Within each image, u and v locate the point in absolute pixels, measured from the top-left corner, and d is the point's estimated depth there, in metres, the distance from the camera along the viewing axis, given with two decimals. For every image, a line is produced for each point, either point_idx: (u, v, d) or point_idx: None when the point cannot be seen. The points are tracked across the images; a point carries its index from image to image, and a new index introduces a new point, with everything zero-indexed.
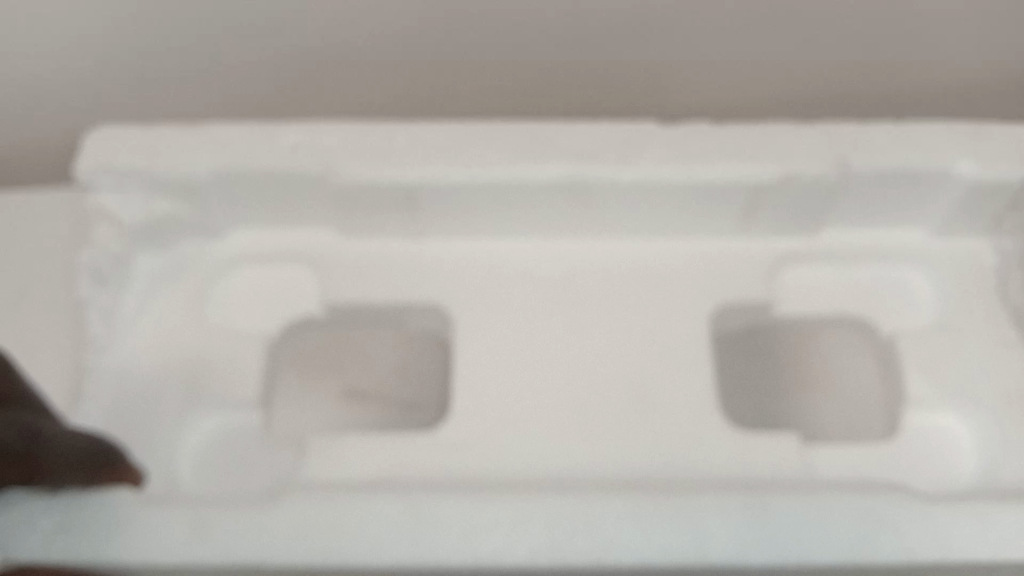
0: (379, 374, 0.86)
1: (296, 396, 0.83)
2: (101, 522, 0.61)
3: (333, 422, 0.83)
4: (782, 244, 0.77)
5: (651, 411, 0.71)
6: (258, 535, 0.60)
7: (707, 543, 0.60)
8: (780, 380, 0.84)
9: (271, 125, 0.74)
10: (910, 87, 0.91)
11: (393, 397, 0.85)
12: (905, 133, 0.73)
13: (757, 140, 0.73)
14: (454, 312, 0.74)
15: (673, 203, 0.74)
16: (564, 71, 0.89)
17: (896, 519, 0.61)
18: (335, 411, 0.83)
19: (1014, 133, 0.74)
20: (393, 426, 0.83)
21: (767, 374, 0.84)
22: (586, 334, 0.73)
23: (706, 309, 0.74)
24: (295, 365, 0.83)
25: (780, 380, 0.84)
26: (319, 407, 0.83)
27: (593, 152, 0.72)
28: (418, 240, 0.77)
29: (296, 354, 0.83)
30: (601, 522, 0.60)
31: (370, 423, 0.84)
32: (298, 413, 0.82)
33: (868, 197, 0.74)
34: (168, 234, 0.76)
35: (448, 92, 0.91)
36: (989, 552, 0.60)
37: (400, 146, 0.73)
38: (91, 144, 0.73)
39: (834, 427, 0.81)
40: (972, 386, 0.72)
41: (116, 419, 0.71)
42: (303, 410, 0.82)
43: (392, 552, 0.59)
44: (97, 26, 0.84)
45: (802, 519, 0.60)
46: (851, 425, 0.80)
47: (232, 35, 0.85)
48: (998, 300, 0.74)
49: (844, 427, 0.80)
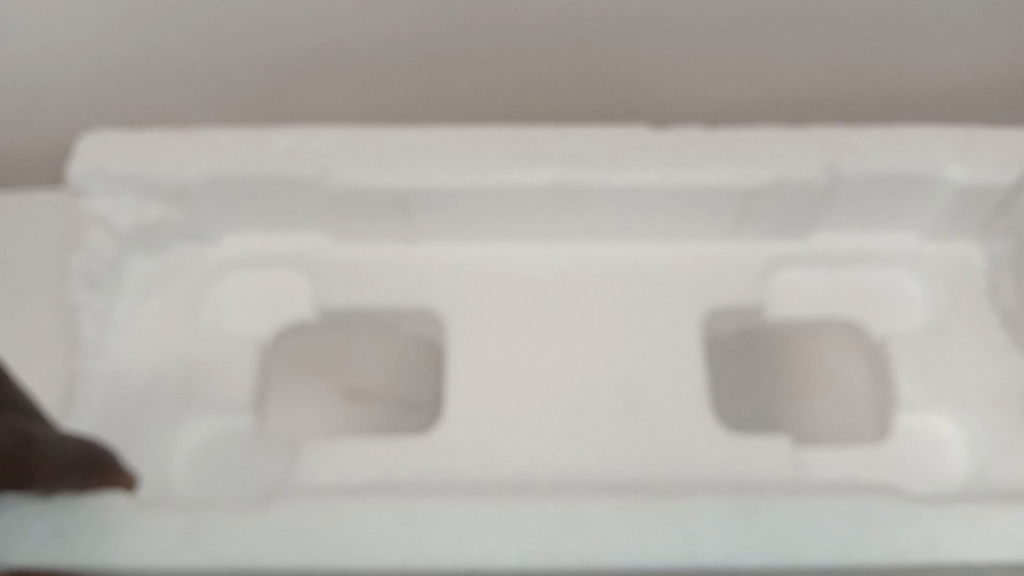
0: (375, 374, 0.87)
1: (295, 398, 0.85)
2: (89, 526, 0.60)
3: (334, 423, 0.85)
4: (773, 247, 0.79)
5: (641, 416, 0.71)
6: (251, 539, 0.60)
7: (698, 546, 0.60)
8: (769, 379, 0.86)
9: (267, 131, 0.76)
10: (903, 92, 0.91)
11: (391, 396, 0.87)
12: (894, 135, 0.75)
13: (744, 145, 0.75)
14: (449, 315, 0.76)
15: (664, 206, 0.76)
16: (555, 76, 0.90)
17: (885, 521, 0.61)
18: (337, 412, 0.86)
19: (1001, 137, 0.76)
20: (392, 424, 0.86)
21: (758, 374, 0.85)
22: (578, 338, 0.75)
23: (697, 313, 0.76)
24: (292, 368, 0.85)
25: (769, 380, 0.86)
26: (320, 408, 0.86)
27: (587, 157, 0.74)
28: (411, 246, 0.79)
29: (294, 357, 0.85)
30: (593, 524, 0.61)
31: (371, 422, 0.86)
32: (299, 415, 0.84)
33: (856, 200, 0.76)
34: (163, 238, 0.78)
35: (440, 96, 0.91)
36: (977, 553, 0.60)
37: (394, 151, 0.75)
38: (87, 149, 0.75)
39: (823, 428, 0.82)
40: (961, 388, 0.73)
41: (109, 423, 0.72)
42: (303, 411, 0.84)
43: (383, 556, 0.59)
44: (83, 29, 0.84)
45: (791, 520, 0.61)
46: (839, 425, 0.81)
47: (220, 43, 0.85)
48: (986, 302, 0.76)
49: (832, 427, 0.82)
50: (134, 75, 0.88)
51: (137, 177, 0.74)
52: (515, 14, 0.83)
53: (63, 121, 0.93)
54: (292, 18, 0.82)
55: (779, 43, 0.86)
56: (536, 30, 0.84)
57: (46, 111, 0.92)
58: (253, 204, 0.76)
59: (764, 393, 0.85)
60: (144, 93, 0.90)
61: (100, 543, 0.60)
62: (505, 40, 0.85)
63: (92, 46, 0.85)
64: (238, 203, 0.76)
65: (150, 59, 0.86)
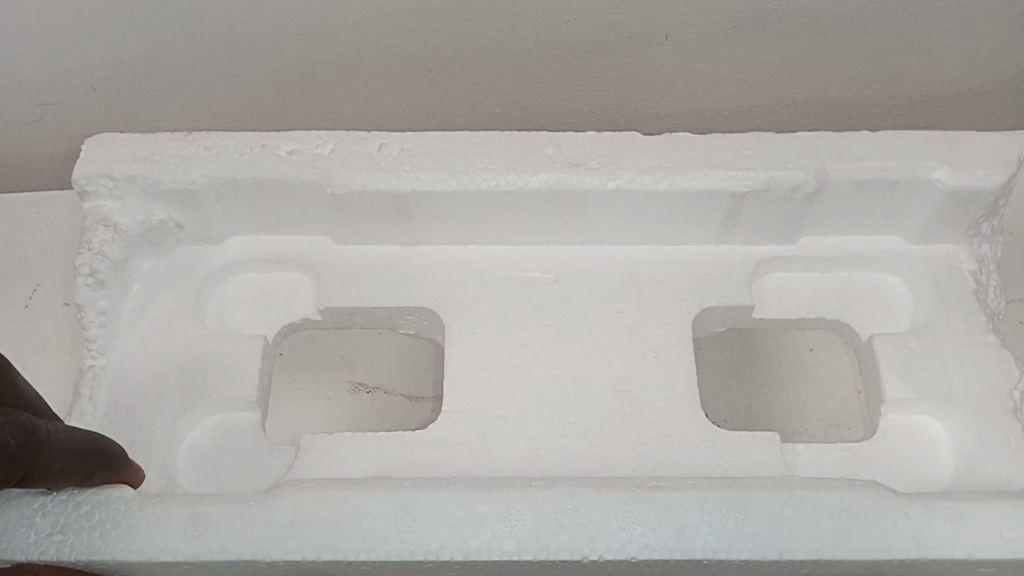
0: (386, 367, 0.99)
1: (319, 384, 0.98)
2: (95, 520, 0.62)
3: (351, 408, 0.97)
4: (763, 249, 0.81)
5: (633, 412, 0.73)
6: (254, 531, 0.62)
7: (688, 538, 0.62)
8: (729, 369, 1.00)
9: (272, 136, 0.78)
10: (879, 97, 0.96)
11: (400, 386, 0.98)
12: (878, 142, 0.78)
13: (733, 151, 0.78)
14: (446, 313, 0.78)
15: (657, 209, 0.78)
16: (550, 82, 0.93)
17: (871, 516, 0.63)
18: (352, 398, 0.98)
19: (985, 143, 0.78)
20: (400, 408, 0.97)
21: (719, 364, 1.00)
22: (571, 337, 0.77)
23: (688, 313, 0.78)
24: (317, 360, 0.98)
25: (729, 370, 1.00)
26: (340, 395, 0.98)
27: (581, 162, 0.77)
28: (410, 247, 0.81)
29: (318, 350, 0.99)
30: (586, 516, 0.63)
31: (381, 407, 0.97)
32: (322, 398, 0.97)
33: (843, 203, 0.78)
34: (168, 239, 0.80)
35: (438, 100, 0.94)
36: (961, 548, 0.62)
37: (395, 156, 0.77)
38: (92, 151, 0.77)
39: (772, 416, 0.97)
40: (950, 386, 0.75)
41: (111, 418, 0.73)
42: (326, 395, 0.97)
43: (383, 548, 0.61)
44: (85, 34, 0.85)
45: (779, 514, 0.63)
46: (783, 407, 0.97)
47: (223, 49, 0.87)
48: (974, 302, 0.78)
49: (777, 409, 0.97)
50: (138, 77, 0.90)
51: (143, 177, 0.76)
52: (511, 22, 0.86)
53: (70, 124, 0.95)
54: (293, 23, 0.85)
55: (764, 49, 0.89)
56: (531, 35, 0.87)
57: (51, 113, 0.94)
58: (256, 206, 0.79)
59: (748, 379, 0.99)
60: (148, 95, 0.92)
61: (104, 537, 0.61)
62: (501, 47, 0.88)
63: (96, 50, 0.87)
64: (241, 205, 0.78)
65: (153, 62, 0.88)
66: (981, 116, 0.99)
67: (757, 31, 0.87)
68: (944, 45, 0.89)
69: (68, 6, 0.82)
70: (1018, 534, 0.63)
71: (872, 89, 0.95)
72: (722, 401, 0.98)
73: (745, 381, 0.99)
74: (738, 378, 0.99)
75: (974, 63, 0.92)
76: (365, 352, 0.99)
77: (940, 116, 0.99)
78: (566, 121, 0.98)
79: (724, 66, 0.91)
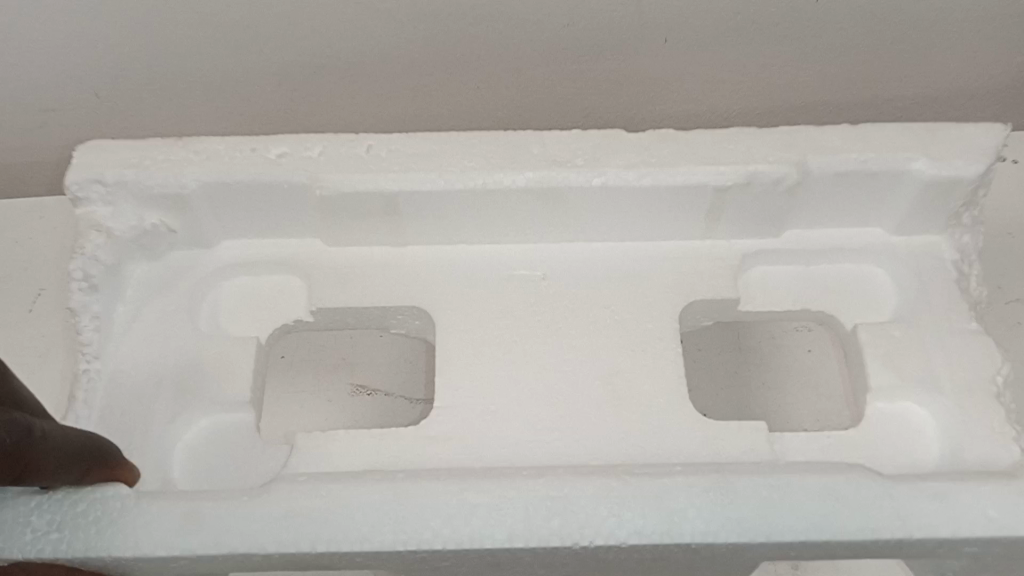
0: (379, 370, 1.02)
1: (316, 388, 1.00)
2: (93, 517, 0.63)
3: (348, 414, 0.99)
4: (747, 242, 0.83)
5: (623, 403, 0.74)
6: (251, 524, 0.63)
7: (678, 523, 0.63)
8: (721, 365, 1.02)
9: (261, 139, 0.79)
10: (859, 93, 0.97)
11: (394, 388, 1.00)
12: (859, 134, 0.80)
13: (716, 146, 0.79)
14: (436, 311, 0.79)
15: (642, 204, 0.79)
16: (534, 84, 0.95)
17: (857, 496, 0.64)
18: (349, 402, 1.00)
19: (963, 133, 0.79)
20: (395, 410, 0.99)
21: (711, 361, 1.02)
22: (561, 331, 0.78)
23: (675, 304, 0.79)
24: (315, 366, 1.01)
25: (720, 366, 1.02)
26: (337, 399, 1.00)
27: (566, 159, 0.79)
28: (400, 246, 0.82)
29: (315, 355, 1.01)
30: (576, 505, 0.64)
31: (376, 409, 0.99)
32: (319, 402, 0.99)
33: (826, 193, 0.80)
34: (161, 243, 0.81)
35: (425, 101, 0.96)
36: (947, 529, 0.63)
37: (383, 157, 0.79)
38: (85, 157, 0.78)
39: (765, 410, 0.99)
40: (934, 373, 0.76)
41: (107, 422, 0.74)
42: (323, 401, 1.00)
43: (377, 538, 0.62)
44: (76, 43, 0.86)
45: (767, 498, 0.64)
46: (775, 402, 0.99)
47: (212, 56, 0.88)
48: (955, 289, 0.79)
49: (769, 405, 0.99)
50: (132, 82, 0.91)
51: (135, 182, 0.77)
52: (497, 26, 0.87)
53: (67, 129, 0.97)
54: (281, 29, 0.86)
55: (745, 48, 0.91)
56: (520, 37, 0.88)
57: (47, 121, 0.95)
58: (250, 210, 0.80)
59: (740, 374, 1.01)
60: (142, 101, 0.93)
61: (101, 534, 0.62)
62: (484, 49, 0.90)
63: (88, 58, 0.88)
64: (233, 209, 0.80)
65: (146, 70, 0.89)
66: (960, 110, 1.01)
67: (739, 33, 0.89)
68: (926, 42, 0.91)
69: (58, 15, 0.83)
70: (1001, 512, 0.64)
71: (855, 86, 0.96)
72: (715, 393, 1.00)
73: (739, 375, 1.01)
74: (731, 373, 1.01)
75: (954, 59, 0.93)
76: (359, 355, 1.02)
77: (925, 111, 1.01)
78: (551, 121, 1.00)
79: (708, 65, 0.93)
